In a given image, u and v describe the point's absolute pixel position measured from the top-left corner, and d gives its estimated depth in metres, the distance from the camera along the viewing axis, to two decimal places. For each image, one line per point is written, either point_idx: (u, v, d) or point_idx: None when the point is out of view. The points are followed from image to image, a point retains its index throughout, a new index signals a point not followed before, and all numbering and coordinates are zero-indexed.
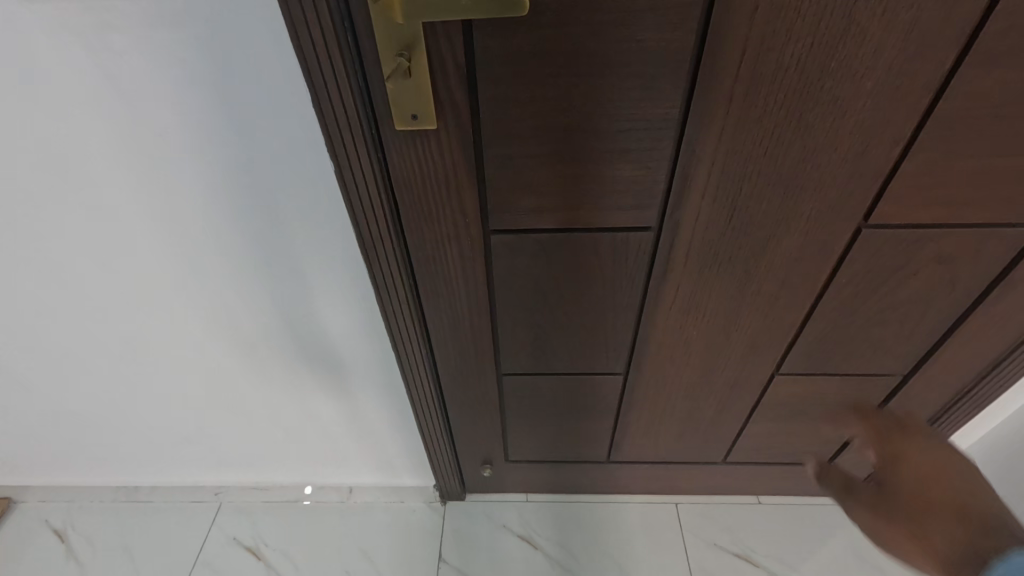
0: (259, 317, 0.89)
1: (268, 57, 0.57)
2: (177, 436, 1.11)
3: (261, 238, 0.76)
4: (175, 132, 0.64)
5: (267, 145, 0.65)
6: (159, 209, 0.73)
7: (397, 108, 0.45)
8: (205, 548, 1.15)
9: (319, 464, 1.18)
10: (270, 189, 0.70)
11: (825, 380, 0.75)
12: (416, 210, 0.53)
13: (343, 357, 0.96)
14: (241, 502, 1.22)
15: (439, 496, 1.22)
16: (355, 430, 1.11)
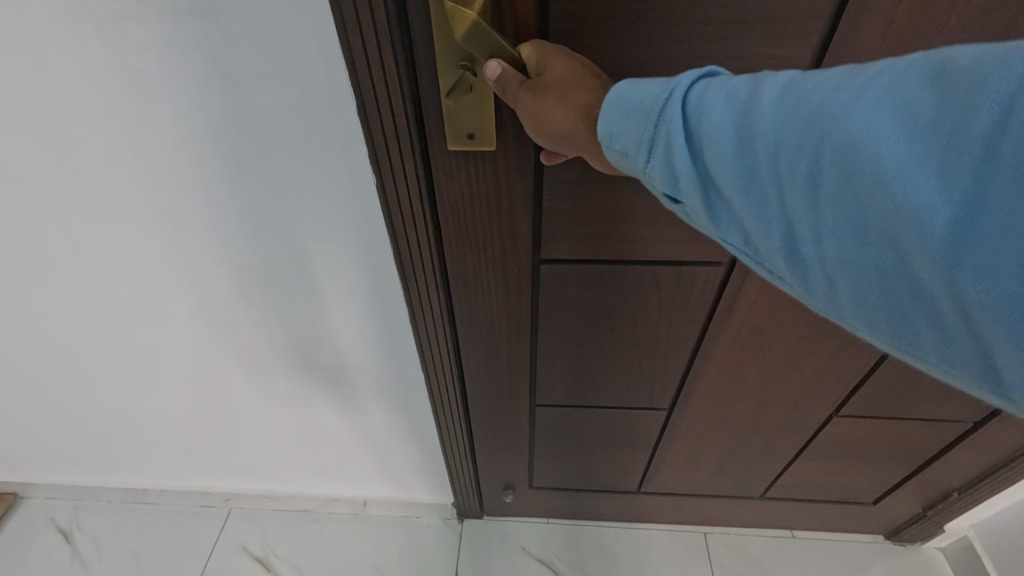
0: (281, 327, 0.86)
1: (307, 57, 0.53)
2: (190, 439, 1.08)
3: (288, 247, 0.73)
4: (204, 135, 0.61)
5: (301, 152, 0.61)
6: (184, 213, 0.69)
7: (451, 126, 0.42)
8: (212, 555, 1.12)
9: (333, 476, 1.15)
10: (301, 198, 0.66)
11: (884, 421, 0.70)
12: (461, 233, 0.49)
13: (366, 370, 0.93)
14: (251, 509, 1.19)
15: (455, 512, 1.19)
16: (373, 444, 1.08)
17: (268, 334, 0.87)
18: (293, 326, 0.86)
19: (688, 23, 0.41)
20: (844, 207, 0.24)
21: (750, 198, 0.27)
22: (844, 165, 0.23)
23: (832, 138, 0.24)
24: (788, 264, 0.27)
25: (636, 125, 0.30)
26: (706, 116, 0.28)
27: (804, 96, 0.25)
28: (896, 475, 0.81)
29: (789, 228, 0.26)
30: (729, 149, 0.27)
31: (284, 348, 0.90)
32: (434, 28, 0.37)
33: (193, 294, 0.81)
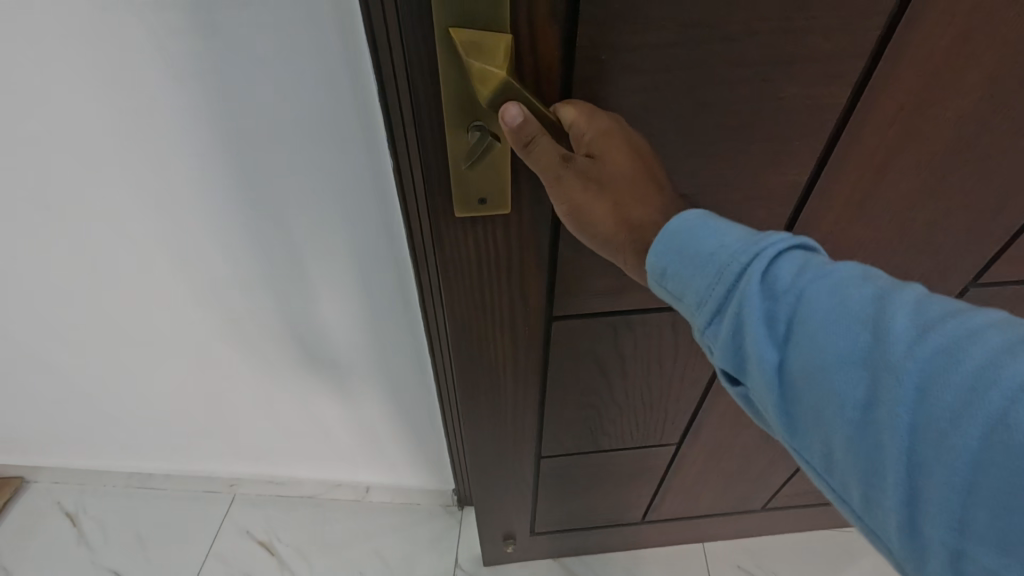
0: (284, 325, 0.85)
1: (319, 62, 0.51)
2: (198, 426, 1.08)
3: (289, 239, 0.70)
4: (194, 123, 0.57)
5: (311, 157, 0.60)
6: (176, 206, 0.66)
7: (459, 185, 0.38)
8: (218, 539, 1.15)
9: (334, 462, 1.16)
10: (301, 188, 0.63)
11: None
12: (467, 294, 0.45)
13: (369, 364, 0.93)
14: (254, 495, 1.20)
15: (455, 499, 1.21)
16: (375, 432, 1.09)
17: (270, 328, 0.86)
18: (296, 320, 0.84)
19: (730, 67, 0.38)
20: (998, 505, 0.22)
21: (866, 437, 0.26)
22: (1006, 460, 0.22)
23: (993, 423, 0.23)
24: (902, 525, 0.26)
25: (728, 300, 0.30)
26: (825, 330, 0.27)
27: (954, 357, 0.24)
28: None
29: (911, 488, 0.25)
30: (844, 374, 0.27)
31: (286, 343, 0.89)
32: (444, 83, 0.34)
33: (191, 286, 0.79)
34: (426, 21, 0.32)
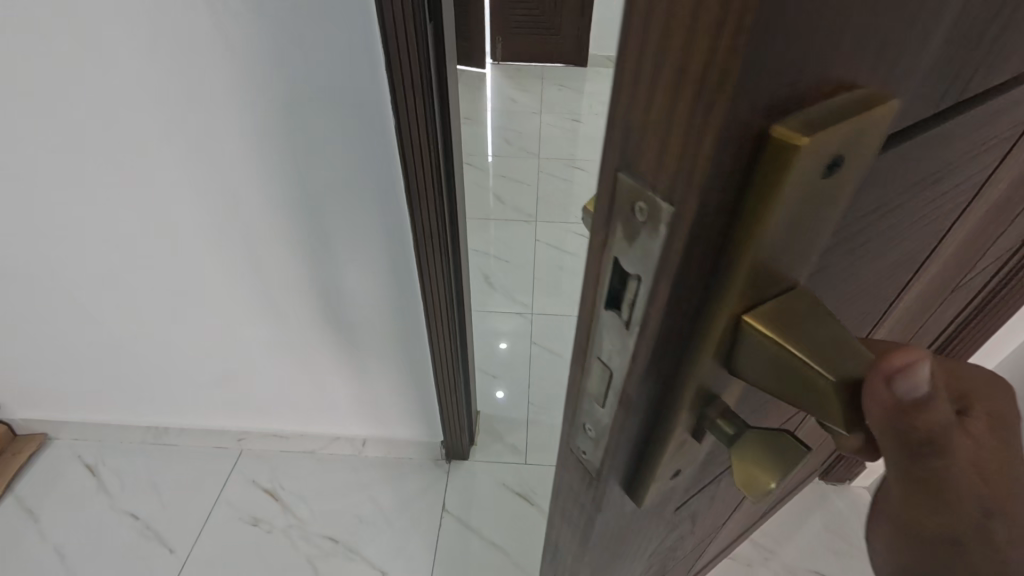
0: (293, 286, 1.01)
1: (327, 55, 0.69)
2: (211, 376, 1.20)
3: (314, 189, 0.84)
4: (235, 79, 0.72)
5: (320, 131, 0.77)
6: (220, 161, 0.81)
7: (665, 465, 0.29)
8: (224, 489, 1.27)
9: (334, 418, 1.29)
10: (326, 142, 0.78)
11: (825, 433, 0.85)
12: (623, 540, 0.38)
13: (375, 317, 1.06)
14: (260, 450, 1.34)
15: (443, 454, 1.35)
16: (369, 392, 1.23)
17: (289, 278, 0.99)
18: (313, 271, 0.98)
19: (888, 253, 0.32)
20: None
21: None
22: None
23: None
24: None
25: None
26: None
27: None
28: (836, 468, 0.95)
29: None
30: None
31: (303, 293, 1.02)
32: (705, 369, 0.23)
33: (226, 239, 0.93)
34: (692, 310, 0.21)
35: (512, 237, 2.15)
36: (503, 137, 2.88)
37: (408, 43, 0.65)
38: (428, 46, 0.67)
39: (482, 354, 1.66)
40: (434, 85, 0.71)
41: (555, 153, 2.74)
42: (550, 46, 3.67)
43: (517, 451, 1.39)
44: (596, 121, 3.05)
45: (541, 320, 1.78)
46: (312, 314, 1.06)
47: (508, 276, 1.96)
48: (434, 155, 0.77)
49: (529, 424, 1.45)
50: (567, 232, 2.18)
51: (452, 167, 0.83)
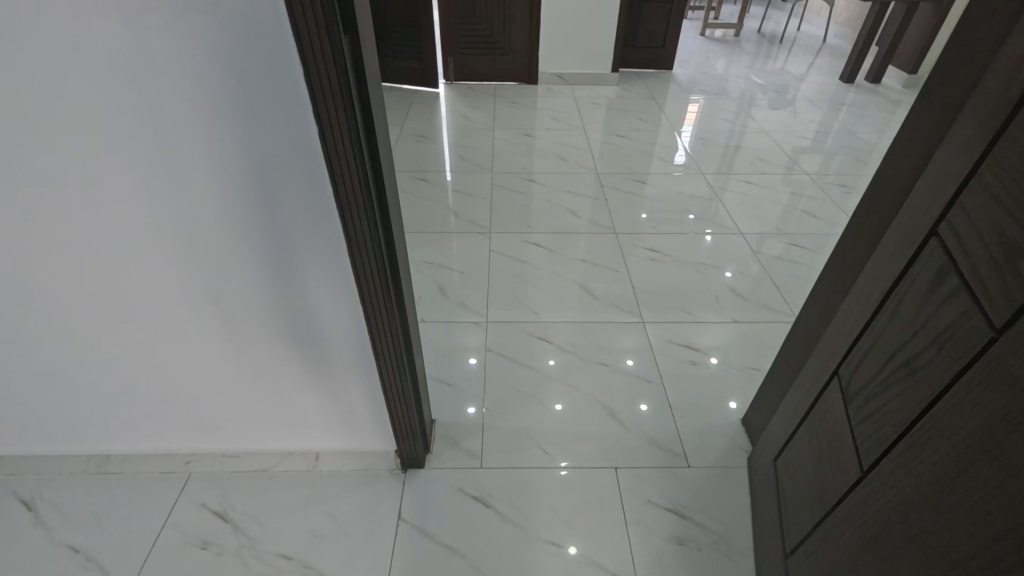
0: (237, 302, 1.02)
1: (239, 72, 0.71)
2: (153, 397, 1.19)
3: (249, 200, 0.85)
4: (158, 89, 0.72)
5: (245, 146, 0.79)
6: (150, 171, 0.81)
7: None
8: (172, 514, 1.25)
9: (284, 432, 1.29)
10: (255, 152, 0.79)
11: (847, 412, 0.89)
12: None
13: (325, 328, 1.06)
14: (209, 471, 1.32)
15: (398, 463, 1.35)
16: (320, 403, 1.23)
17: (229, 290, 0.99)
18: (254, 282, 0.98)
19: None
20: None
21: None
22: None
23: None
24: None
25: None
26: None
27: None
28: (803, 419, 1.08)
29: None
30: None
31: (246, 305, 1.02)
32: None
33: (163, 253, 0.93)
34: None
35: (467, 248, 2.19)
36: (456, 153, 2.93)
37: (319, 51, 0.68)
38: (345, 55, 0.70)
39: (436, 363, 1.68)
40: (353, 92, 0.74)
41: (507, 167, 2.80)
42: (502, 66, 3.78)
43: (473, 456, 1.41)
44: (547, 136, 3.15)
45: (496, 327, 1.81)
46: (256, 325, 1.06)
47: (463, 287, 1.98)
48: (360, 161, 0.80)
49: (484, 429, 1.48)
50: (521, 242, 2.23)
51: (381, 172, 0.86)
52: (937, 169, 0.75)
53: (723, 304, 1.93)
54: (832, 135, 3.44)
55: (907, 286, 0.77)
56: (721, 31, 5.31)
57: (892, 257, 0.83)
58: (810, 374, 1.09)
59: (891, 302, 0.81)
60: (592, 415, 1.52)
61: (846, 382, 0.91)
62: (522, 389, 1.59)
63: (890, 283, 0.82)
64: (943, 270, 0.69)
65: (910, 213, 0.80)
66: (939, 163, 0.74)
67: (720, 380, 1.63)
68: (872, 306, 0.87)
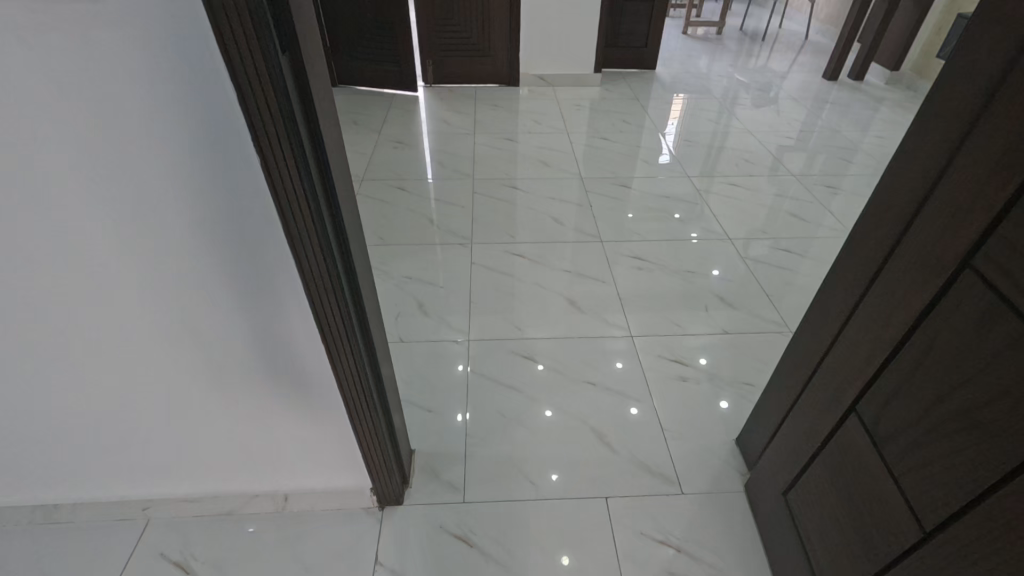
0: (189, 343, 0.92)
1: (165, 100, 0.61)
2: (102, 441, 1.09)
3: (194, 240, 0.76)
4: (66, 121, 0.62)
5: (183, 181, 0.69)
6: (70, 210, 0.71)
7: None
8: (128, 566, 1.15)
9: (250, 472, 1.21)
10: (194, 188, 0.70)
11: (879, 454, 0.81)
12: None
13: (294, 366, 0.98)
14: (169, 517, 1.23)
15: (376, 501, 1.27)
16: (287, 440, 1.15)
17: (179, 333, 0.90)
18: (207, 323, 0.89)
19: None
20: None
21: None
22: None
23: None
24: None
25: None
26: None
27: None
28: (813, 452, 1.02)
29: None
30: None
31: (200, 347, 0.93)
32: None
33: (98, 297, 0.83)
34: None
35: (448, 261, 2.10)
36: (436, 160, 2.83)
37: (263, 73, 0.60)
38: (286, 79, 0.61)
39: (415, 386, 1.60)
40: (298, 118, 0.65)
41: (489, 173, 2.72)
42: (481, 68, 3.68)
43: (455, 489, 1.33)
44: (529, 141, 3.07)
45: (478, 346, 1.72)
46: (213, 366, 0.97)
47: (444, 303, 1.89)
48: (311, 192, 0.71)
49: (467, 458, 1.40)
50: (503, 253, 2.15)
51: (336, 202, 0.78)
52: (961, 193, 0.69)
53: (712, 314, 1.87)
54: (817, 134, 3.41)
55: (947, 323, 0.70)
56: (702, 30, 5.27)
57: (912, 287, 0.76)
58: (812, 401, 1.03)
59: (919, 335, 0.75)
60: (580, 439, 1.45)
61: (872, 422, 0.84)
62: (507, 413, 1.51)
63: (917, 316, 0.75)
64: (997, 308, 0.63)
65: (927, 240, 0.74)
66: (960, 187, 0.69)
67: (712, 397, 1.57)
68: (892, 339, 0.80)
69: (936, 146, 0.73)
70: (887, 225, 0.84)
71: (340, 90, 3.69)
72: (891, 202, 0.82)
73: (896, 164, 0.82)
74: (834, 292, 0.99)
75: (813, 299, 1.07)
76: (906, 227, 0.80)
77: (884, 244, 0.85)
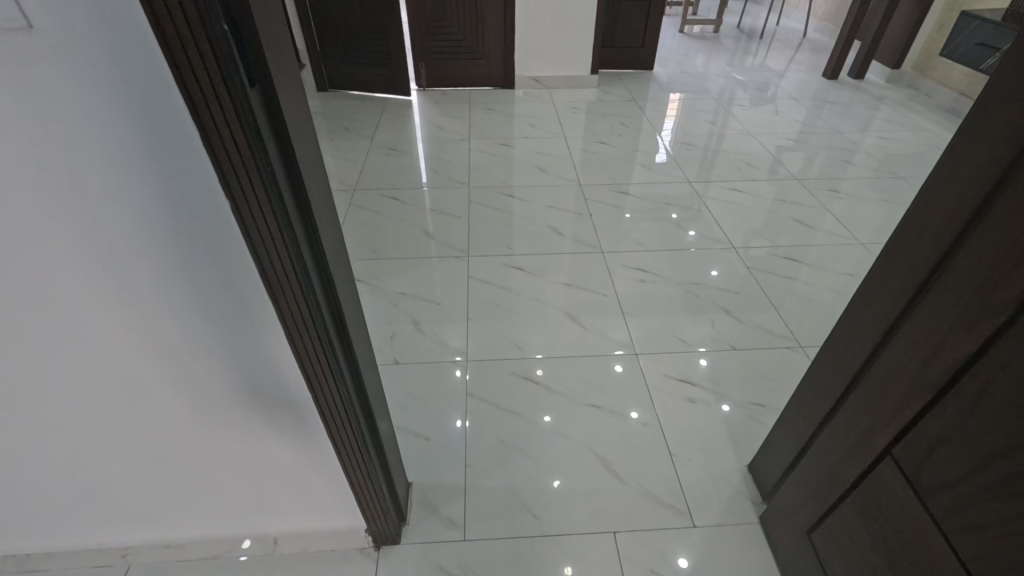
0: (172, 390, 0.86)
1: (129, 145, 0.55)
2: (75, 491, 1.02)
3: (175, 289, 0.69)
4: (22, 169, 0.56)
5: (155, 229, 0.62)
6: (30, 261, 0.65)
7: None
8: None
9: (237, 515, 1.14)
10: (166, 235, 0.63)
11: (923, 505, 0.76)
12: None
13: (286, 411, 0.91)
14: (152, 563, 1.16)
15: (371, 541, 1.20)
16: (276, 483, 1.08)
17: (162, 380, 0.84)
18: (195, 370, 0.83)
19: None
20: None
21: None
22: None
23: None
24: None
25: None
26: None
27: None
28: (843, 492, 0.96)
29: None
30: None
31: (187, 392, 0.87)
32: None
33: (75, 349, 0.77)
34: None
35: (443, 276, 2.02)
36: (431, 167, 2.76)
37: (238, 114, 0.53)
38: (255, 112, 0.54)
39: (411, 411, 1.53)
40: (270, 154, 0.58)
41: (484, 181, 2.65)
42: (476, 70, 3.60)
43: (454, 525, 1.26)
44: (525, 146, 2.99)
45: (476, 367, 1.65)
46: (204, 411, 0.91)
47: (440, 321, 1.82)
48: (289, 234, 0.64)
49: (466, 491, 1.33)
50: (501, 266, 2.08)
51: (318, 240, 0.70)
52: (1010, 229, 0.63)
53: (718, 329, 1.80)
54: (818, 135, 3.34)
55: (1001, 372, 0.63)
56: (699, 27, 5.19)
57: (956, 328, 0.71)
58: (839, 437, 0.97)
59: (965, 381, 0.69)
60: (584, 468, 1.38)
61: (914, 473, 0.78)
62: (507, 440, 1.44)
63: (963, 361, 0.70)
64: None
65: (970, 277, 0.68)
66: (1007, 222, 0.63)
67: (720, 420, 1.50)
68: (934, 384, 0.74)
69: (976, 176, 0.67)
70: (917, 256, 0.78)
71: (331, 94, 3.61)
72: (923, 232, 0.76)
73: (929, 191, 0.76)
74: (857, 322, 0.94)
75: (836, 328, 1.01)
76: (943, 260, 0.74)
77: (913, 276, 0.79)
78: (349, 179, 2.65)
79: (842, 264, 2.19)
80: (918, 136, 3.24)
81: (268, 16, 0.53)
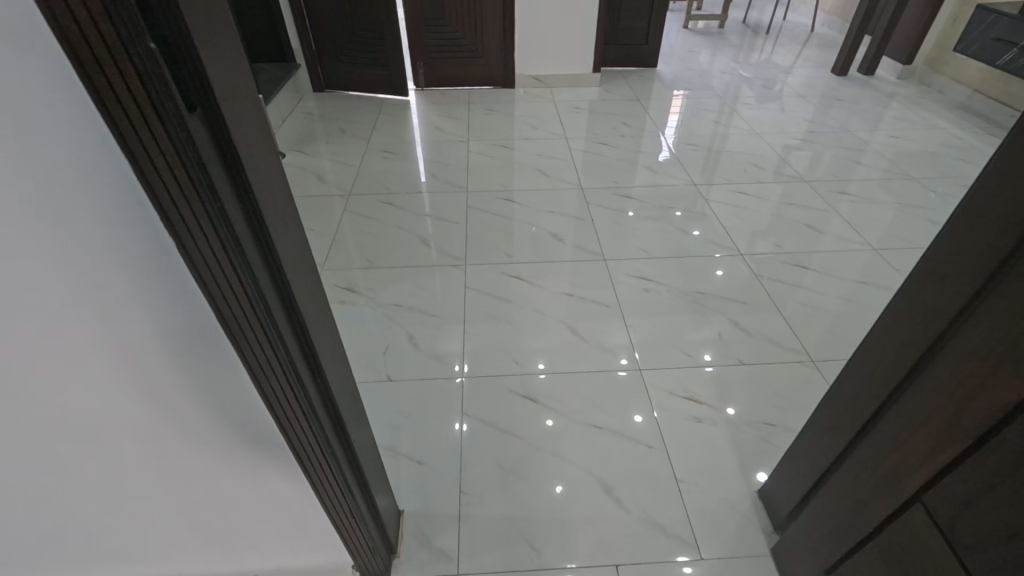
0: (128, 449, 0.77)
1: (57, 189, 0.47)
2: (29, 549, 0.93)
3: (148, 349, 0.62)
4: None
5: (94, 281, 0.54)
6: None
7: None
8: None
9: (216, 554, 1.07)
10: (111, 287, 0.55)
11: (960, 562, 0.69)
12: None
13: (261, 458, 0.84)
14: None
15: None
16: (255, 527, 1.01)
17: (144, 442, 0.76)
18: (183, 428, 0.76)
19: None
20: None
21: None
22: None
23: None
24: None
25: None
26: None
27: None
28: (866, 536, 0.89)
29: None
30: None
31: (173, 450, 0.80)
32: None
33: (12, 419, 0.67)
34: None
35: (440, 286, 1.95)
36: (428, 170, 2.68)
37: (181, 148, 0.45)
38: (202, 143, 0.46)
39: (403, 432, 1.45)
40: (224, 190, 0.50)
41: (483, 185, 2.57)
42: (475, 69, 3.52)
43: (448, 558, 1.19)
44: (525, 147, 2.91)
45: (473, 384, 1.58)
46: (190, 469, 0.84)
47: (436, 334, 1.75)
48: (251, 277, 0.56)
49: (461, 520, 1.26)
50: (499, 275, 2.00)
51: (288, 279, 0.63)
52: None
53: (726, 342, 1.72)
54: (826, 133, 3.25)
55: None
56: (704, 22, 5.08)
57: (1001, 369, 0.63)
58: (863, 476, 0.90)
59: (1013, 429, 0.62)
60: (586, 496, 1.31)
61: (947, 524, 0.71)
62: (505, 465, 1.37)
63: (1006, 408, 0.63)
64: None
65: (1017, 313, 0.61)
66: None
67: (729, 441, 1.43)
68: (974, 430, 0.67)
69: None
70: (955, 287, 0.70)
71: (327, 94, 3.53)
72: (963, 259, 0.69)
73: (971, 216, 0.68)
74: (885, 352, 0.86)
75: (858, 355, 0.94)
76: (983, 292, 0.66)
77: (948, 306, 0.72)
78: (344, 183, 2.58)
79: (854, 270, 2.10)
80: (930, 134, 3.15)
81: (211, 30, 0.44)
